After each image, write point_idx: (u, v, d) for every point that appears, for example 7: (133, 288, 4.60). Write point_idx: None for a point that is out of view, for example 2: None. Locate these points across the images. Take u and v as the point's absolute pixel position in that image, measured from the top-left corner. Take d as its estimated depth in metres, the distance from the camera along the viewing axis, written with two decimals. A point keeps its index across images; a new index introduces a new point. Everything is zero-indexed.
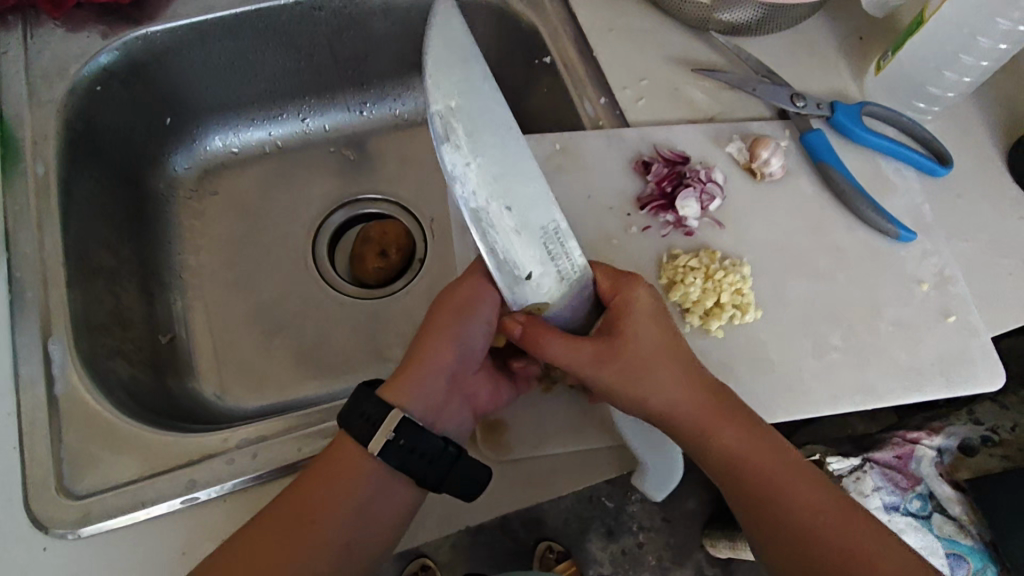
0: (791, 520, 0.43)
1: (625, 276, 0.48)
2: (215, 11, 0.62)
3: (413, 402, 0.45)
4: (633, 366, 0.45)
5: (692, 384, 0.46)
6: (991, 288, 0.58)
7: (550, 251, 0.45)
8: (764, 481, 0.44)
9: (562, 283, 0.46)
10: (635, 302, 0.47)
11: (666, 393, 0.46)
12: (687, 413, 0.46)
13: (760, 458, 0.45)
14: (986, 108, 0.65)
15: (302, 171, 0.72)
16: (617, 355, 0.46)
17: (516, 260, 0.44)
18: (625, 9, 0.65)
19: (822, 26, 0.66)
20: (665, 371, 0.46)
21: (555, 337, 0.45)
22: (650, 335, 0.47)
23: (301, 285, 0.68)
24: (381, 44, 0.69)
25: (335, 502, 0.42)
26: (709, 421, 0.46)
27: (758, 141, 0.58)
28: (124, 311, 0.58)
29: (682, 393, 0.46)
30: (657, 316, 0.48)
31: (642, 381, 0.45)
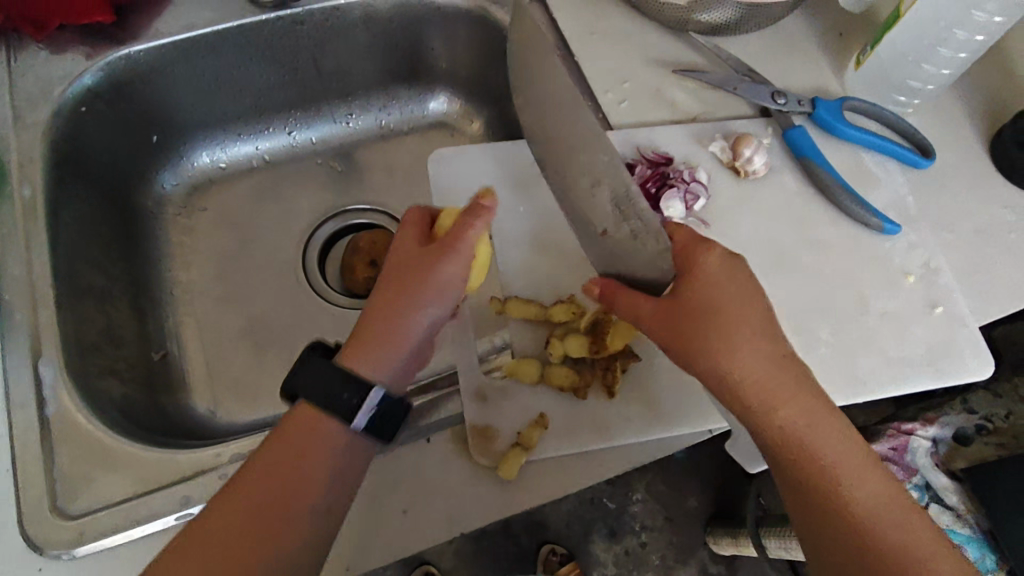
0: (820, 488, 0.40)
1: (699, 240, 0.43)
2: (198, 28, 0.62)
3: (380, 372, 0.41)
4: (711, 336, 0.41)
5: (776, 362, 0.41)
6: (977, 278, 0.59)
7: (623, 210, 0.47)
8: (827, 464, 0.40)
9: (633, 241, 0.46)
10: (706, 264, 0.42)
11: (749, 366, 0.41)
12: (761, 383, 0.41)
13: (821, 436, 0.41)
14: (967, 99, 0.65)
15: (291, 183, 0.73)
16: (705, 322, 0.41)
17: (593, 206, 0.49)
18: (604, 13, 0.65)
19: (802, 23, 0.67)
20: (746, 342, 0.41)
21: (620, 293, 0.44)
22: (743, 310, 0.42)
23: (292, 297, 0.68)
24: (364, 55, 0.70)
25: (294, 482, 0.39)
26: (784, 395, 0.41)
27: (739, 140, 0.58)
28: (115, 329, 0.58)
29: (761, 373, 0.41)
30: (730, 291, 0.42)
31: (730, 343, 0.41)
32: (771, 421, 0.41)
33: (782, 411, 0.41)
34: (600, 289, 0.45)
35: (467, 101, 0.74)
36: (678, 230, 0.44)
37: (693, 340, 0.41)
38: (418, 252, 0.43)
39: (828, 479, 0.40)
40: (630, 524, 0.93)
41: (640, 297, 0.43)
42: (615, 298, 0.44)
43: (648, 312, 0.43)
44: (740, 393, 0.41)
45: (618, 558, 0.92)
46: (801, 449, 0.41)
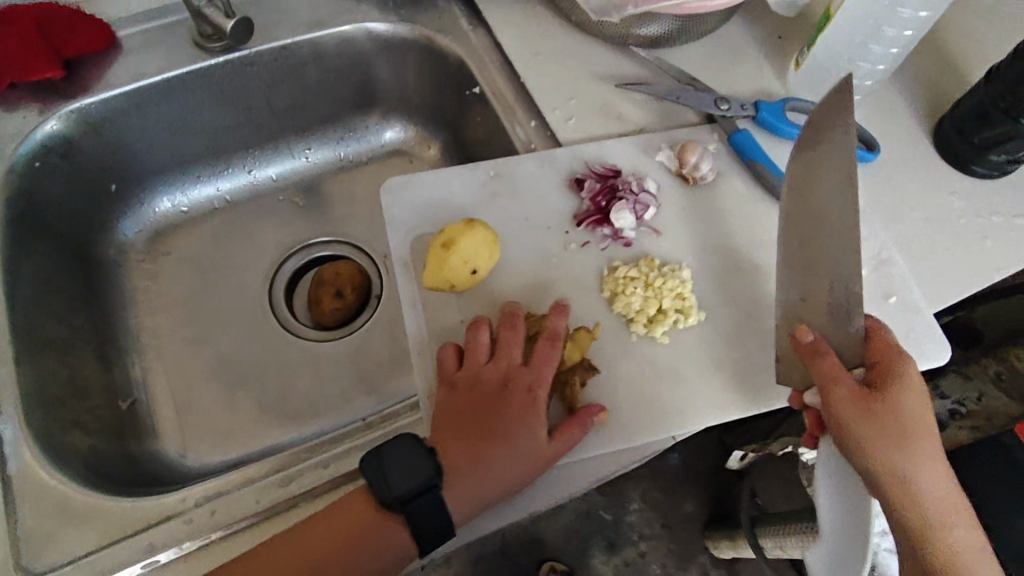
0: (924, 521, 0.45)
1: (899, 348, 0.48)
2: (147, 78, 0.63)
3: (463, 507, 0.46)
4: (871, 407, 0.45)
5: (920, 434, 0.45)
6: (930, 265, 0.60)
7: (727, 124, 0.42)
8: (942, 514, 0.45)
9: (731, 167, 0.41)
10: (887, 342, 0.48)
11: (872, 438, 0.44)
12: (916, 440, 0.45)
13: (931, 487, 0.45)
14: (905, 91, 0.67)
15: (254, 221, 0.73)
16: (869, 407, 0.45)
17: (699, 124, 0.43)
18: (547, 33, 0.67)
19: (741, 29, 0.68)
20: (902, 404, 0.45)
21: (825, 354, 0.46)
22: (918, 402, 0.46)
23: (259, 334, 0.68)
24: (317, 91, 0.71)
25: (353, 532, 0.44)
26: (910, 459, 0.45)
27: (685, 148, 0.59)
28: (80, 380, 0.58)
29: (903, 446, 0.45)
30: (923, 395, 0.46)
31: (902, 406, 0.45)
32: (904, 481, 0.44)
33: (908, 462, 0.45)
34: (811, 337, 0.48)
35: (422, 128, 0.75)
36: (808, 331, 0.48)
37: (858, 417, 0.45)
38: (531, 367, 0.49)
39: (924, 518, 0.45)
40: (629, 535, 0.93)
41: (842, 367, 0.46)
42: (817, 359, 0.47)
43: (844, 394, 0.45)
44: (870, 453, 0.44)
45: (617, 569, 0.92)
46: (908, 492, 0.45)
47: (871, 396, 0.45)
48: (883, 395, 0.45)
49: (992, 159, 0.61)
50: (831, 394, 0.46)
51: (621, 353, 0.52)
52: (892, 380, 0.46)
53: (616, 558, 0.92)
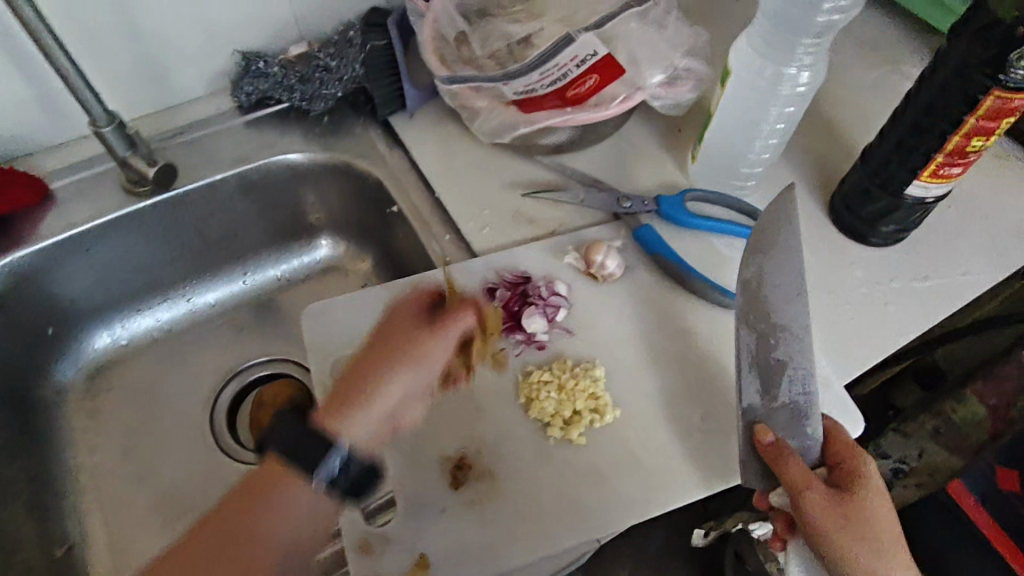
0: None
1: (855, 444, 0.52)
2: (77, 226, 0.66)
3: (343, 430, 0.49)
4: (841, 511, 0.49)
5: (885, 529, 0.50)
6: (837, 336, 0.62)
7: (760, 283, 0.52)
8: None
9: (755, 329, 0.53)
10: (844, 440, 0.52)
11: (840, 540, 0.49)
12: (878, 531, 0.50)
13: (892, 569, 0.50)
14: (799, 171, 0.72)
15: (194, 349, 0.75)
16: (838, 510, 0.49)
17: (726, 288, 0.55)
18: (460, 148, 0.71)
19: (642, 126, 0.73)
20: (863, 501, 0.50)
21: (789, 462, 0.50)
22: (879, 496, 0.51)
23: (200, 464, 0.68)
24: (246, 219, 0.74)
25: (261, 523, 0.47)
26: (877, 552, 0.50)
27: (591, 249, 0.62)
28: (9, 535, 0.59)
29: (871, 539, 0.50)
30: (881, 486, 0.51)
31: (864, 504, 0.50)
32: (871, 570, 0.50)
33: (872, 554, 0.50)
34: (772, 440, 0.51)
35: (353, 243, 0.78)
36: (769, 433, 0.51)
37: (830, 520, 0.49)
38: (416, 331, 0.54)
39: None
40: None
41: (808, 473, 0.50)
42: (782, 466, 0.50)
43: (815, 500, 0.49)
44: (837, 548, 0.49)
45: None
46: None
47: (839, 497, 0.50)
48: (848, 498, 0.50)
49: (883, 230, 0.65)
50: (804, 502, 0.49)
51: (541, 458, 0.53)
52: (853, 480, 0.51)
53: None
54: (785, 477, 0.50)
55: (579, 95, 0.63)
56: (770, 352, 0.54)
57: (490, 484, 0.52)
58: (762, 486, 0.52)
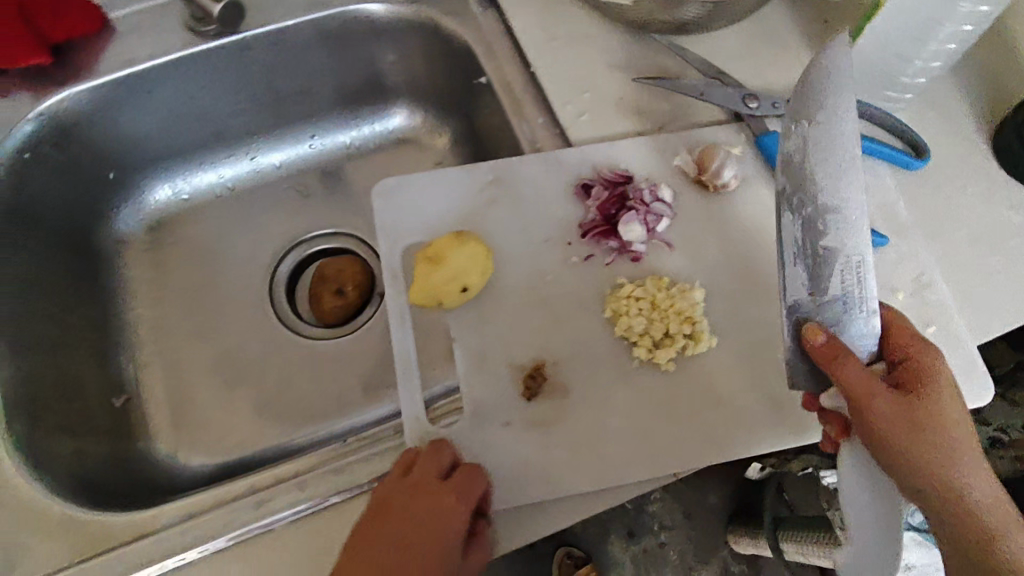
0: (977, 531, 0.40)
1: (920, 338, 0.44)
2: (138, 64, 0.60)
3: None
4: (918, 417, 0.40)
5: (968, 441, 0.41)
6: (976, 290, 0.53)
7: (825, 156, 0.45)
8: (996, 519, 0.40)
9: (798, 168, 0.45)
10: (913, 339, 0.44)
11: (917, 450, 0.40)
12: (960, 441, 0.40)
13: (978, 490, 0.41)
14: (964, 87, 0.60)
15: (256, 212, 0.71)
16: (912, 415, 0.40)
17: (826, 164, 0.45)
18: (563, 17, 0.61)
19: (781, 12, 0.61)
20: (946, 407, 0.41)
21: (844, 359, 0.41)
22: (955, 396, 0.41)
23: (259, 332, 0.66)
24: (318, 74, 0.67)
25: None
26: (958, 469, 0.40)
27: (706, 153, 0.53)
28: (69, 379, 0.58)
29: (954, 451, 0.40)
30: (960, 392, 0.42)
31: (944, 409, 0.41)
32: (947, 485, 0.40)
33: (953, 471, 0.40)
34: (826, 339, 0.42)
35: (431, 116, 0.71)
36: (821, 332, 0.43)
37: (903, 429, 0.40)
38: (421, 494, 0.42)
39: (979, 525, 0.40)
40: (650, 525, 0.93)
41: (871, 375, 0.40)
42: (837, 369, 0.41)
43: (883, 402, 0.40)
44: (913, 458, 0.40)
45: (636, 558, 0.92)
46: (961, 502, 0.40)
47: (911, 401, 0.40)
48: (920, 395, 0.41)
49: None
50: (872, 407, 0.40)
51: (620, 381, 0.49)
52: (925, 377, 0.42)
53: (635, 547, 0.92)
54: (840, 378, 0.41)
55: None
56: (818, 238, 0.45)
57: (563, 403, 0.48)
58: (809, 387, 0.46)
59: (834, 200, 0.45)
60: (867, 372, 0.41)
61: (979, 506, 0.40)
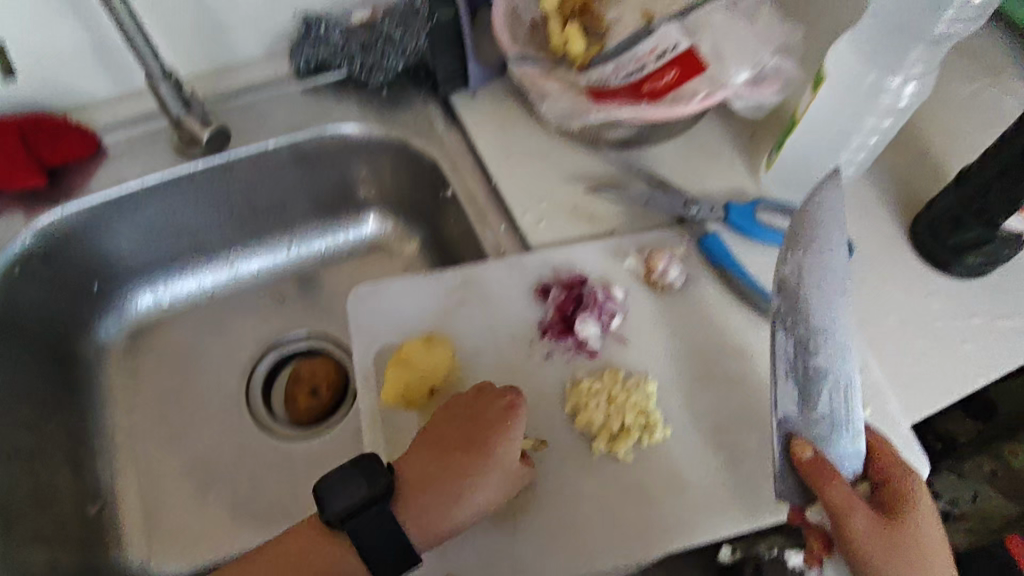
0: None
1: (896, 460, 0.49)
2: (128, 183, 0.65)
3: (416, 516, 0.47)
4: (891, 537, 0.45)
5: (935, 561, 0.46)
6: (906, 372, 0.58)
7: (817, 278, 0.50)
8: None
9: (789, 290, 0.49)
10: (888, 463, 0.49)
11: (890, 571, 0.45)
12: (927, 559, 0.46)
13: None
14: (879, 189, 0.67)
15: (234, 317, 0.74)
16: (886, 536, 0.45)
17: (817, 288, 0.49)
18: (521, 135, 0.68)
19: (715, 126, 0.69)
20: (915, 529, 0.46)
21: (830, 481, 0.45)
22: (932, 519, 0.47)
23: (234, 434, 0.68)
24: (296, 188, 0.72)
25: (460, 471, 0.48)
26: None
27: (653, 255, 0.58)
28: (45, 489, 0.59)
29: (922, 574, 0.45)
30: (930, 515, 0.47)
31: (913, 529, 0.46)
32: None
33: None
34: (812, 456, 0.46)
35: (402, 223, 0.76)
36: (808, 448, 0.47)
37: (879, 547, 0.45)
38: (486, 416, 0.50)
39: None
40: None
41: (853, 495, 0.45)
42: (824, 487, 0.45)
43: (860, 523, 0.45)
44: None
45: None
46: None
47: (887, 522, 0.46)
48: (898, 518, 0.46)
49: (968, 261, 0.61)
50: (849, 526, 0.45)
51: (582, 472, 0.51)
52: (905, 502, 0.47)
53: None
54: (826, 497, 0.45)
55: (654, 91, 0.57)
56: (810, 359, 0.49)
57: (530, 497, 0.50)
58: (796, 503, 0.48)
59: (823, 326, 0.49)
60: (850, 493, 0.45)
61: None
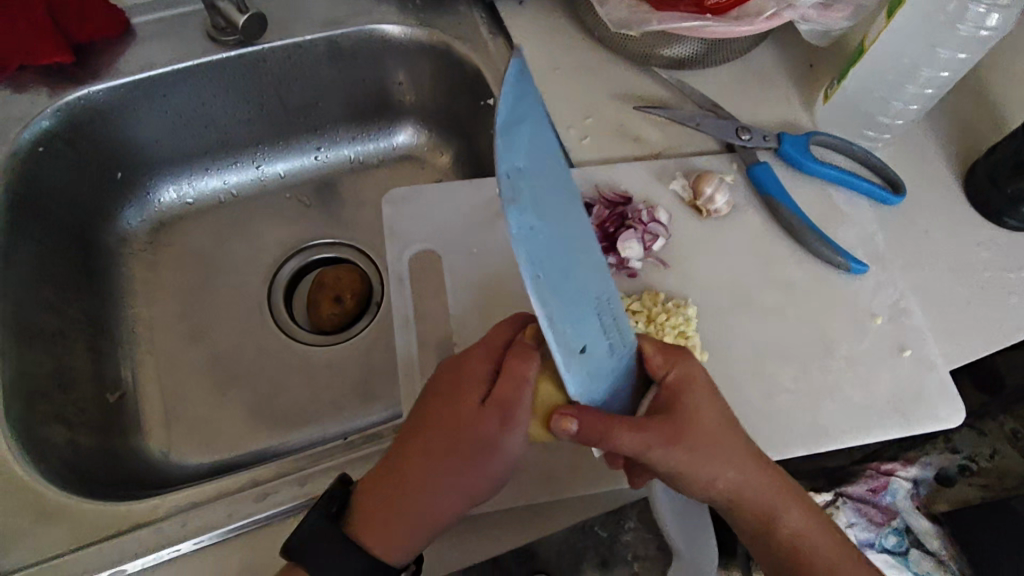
0: (750, 518, 0.44)
1: (681, 355, 0.44)
2: (157, 67, 0.63)
3: (399, 528, 0.42)
4: (692, 450, 0.42)
5: (724, 449, 0.43)
6: (950, 316, 0.56)
7: (955, 26, 0.53)
8: (768, 512, 0.44)
9: (970, 28, 0.53)
10: (690, 377, 0.43)
11: (716, 477, 0.43)
12: (724, 481, 0.43)
13: (755, 495, 0.44)
14: (940, 130, 0.64)
15: (257, 220, 0.72)
16: (685, 440, 0.41)
17: (939, 34, 0.54)
18: (570, 47, 0.65)
19: (772, 55, 0.66)
20: (720, 446, 0.43)
21: (618, 428, 0.39)
22: (714, 416, 0.43)
23: (254, 337, 0.66)
24: (330, 88, 0.70)
25: (449, 435, 0.43)
26: (727, 475, 0.43)
27: (701, 178, 0.57)
28: (67, 371, 0.58)
29: (738, 466, 0.43)
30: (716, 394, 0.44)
31: (704, 453, 0.42)
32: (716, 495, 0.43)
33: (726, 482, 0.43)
34: (578, 425, 0.39)
35: (435, 135, 0.74)
36: (570, 421, 0.39)
37: (682, 460, 0.41)
38: (459, 395, 0.44)
39: (768, 516, 0.44)
40: None
41: (633, 427, 0.40)
42: (611, 441, 0.39)
43: (662, 454, 0.41)
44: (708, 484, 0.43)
45: None
46: (759, 523, 0.44)
47: (676, 430, 0.41)
48: (675, 445, 0.41)
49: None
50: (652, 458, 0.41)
51: None
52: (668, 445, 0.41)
53: None
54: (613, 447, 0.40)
55: (719, 7, 0.55)
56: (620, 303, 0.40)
57: None
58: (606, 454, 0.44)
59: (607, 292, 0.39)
60: (633, 436, 0.40)
61: (777, 522, 0.44)
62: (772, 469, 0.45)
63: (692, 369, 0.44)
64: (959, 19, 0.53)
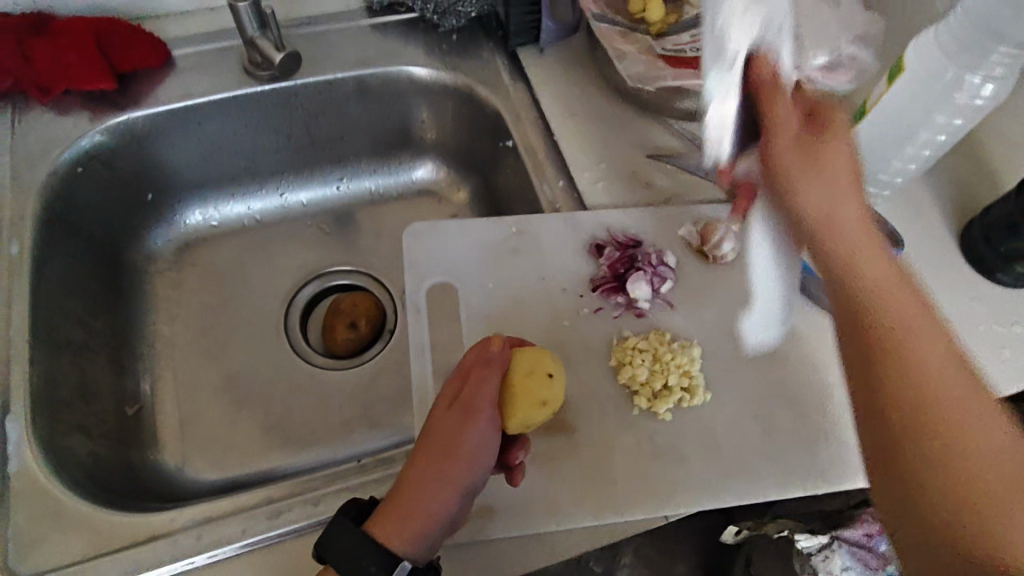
0: (896, 380, 0.36)
1: (842, 137, 0.44)
2: (194, 97, 0.66)
3: (409, 524, 0.43)
4: (846, 255, 0.40)
5: (863, 267, 0.40)
6: None
7: (951, 94, 0.56)
8: (891, 355, 0.36)
9: (966, 95, 0.55)
10: (833, 143, 0.43)
11: (836, 209, 0.42)
12: (868, 279, 0.39)
13: (921, 343, 0.36)
14: (937, 189, 0.67)
15: (278, 244, 0.74)
16: (816, 164, 0.43)
17: (936, 100, 0.56)
18: (587, 95, 0.68)
19: None
20: (840, 184, 0.42)
21: (775, 103, 0.44)
22: (881, 263, 0.40)
23: (269, 358, 0.68)
24: (357, 124, 0.73)
25: (436, 435, 0.46)
26: (855, 281, 0.40)
27: (708, 226, 0.59)
28: (89, 383, 0.59)
29: (925, 334, 0.37)
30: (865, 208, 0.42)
31: (810, 182, 0.43)
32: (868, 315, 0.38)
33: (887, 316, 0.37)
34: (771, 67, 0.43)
35: (454, 171, 0.77)
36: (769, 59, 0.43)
37: (796, 159, 0.43)
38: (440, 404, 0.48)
39: (915, 392, 0.35)
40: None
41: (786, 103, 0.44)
42: (771, 99, 0.44)
43: (788, 138, 0.44)
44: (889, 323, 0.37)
45: None
46: (923, 387, 0.35)
47: (811, 133, 0.44)
48: (794, 150, 0.44)
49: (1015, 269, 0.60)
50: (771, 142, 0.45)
51: (621, 427, 0.52)
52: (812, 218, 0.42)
53: None
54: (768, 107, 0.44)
55: None
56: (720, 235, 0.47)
57: (567, 443, 0.52)
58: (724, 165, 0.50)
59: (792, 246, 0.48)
60: (787, 110, 0.44)
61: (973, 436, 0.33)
62: (952, 349, 0.37)
63: (838, 209, 0.42)
64: (957, 87, 0.55)
